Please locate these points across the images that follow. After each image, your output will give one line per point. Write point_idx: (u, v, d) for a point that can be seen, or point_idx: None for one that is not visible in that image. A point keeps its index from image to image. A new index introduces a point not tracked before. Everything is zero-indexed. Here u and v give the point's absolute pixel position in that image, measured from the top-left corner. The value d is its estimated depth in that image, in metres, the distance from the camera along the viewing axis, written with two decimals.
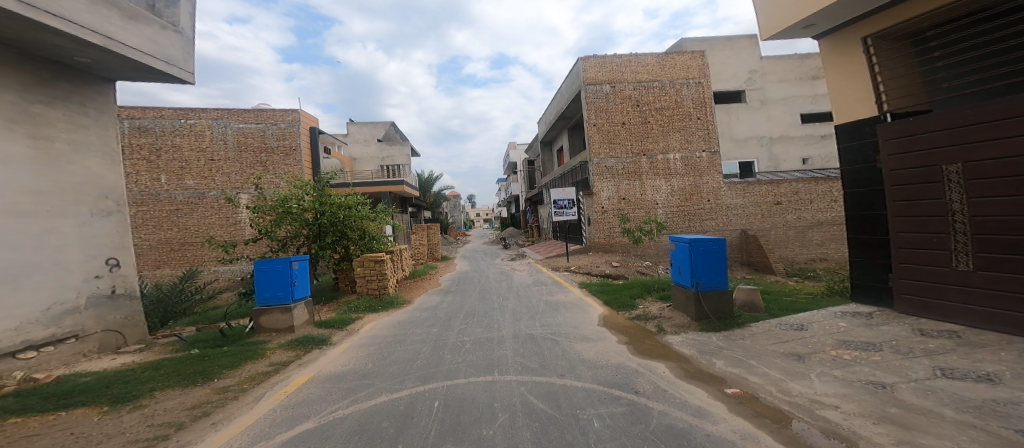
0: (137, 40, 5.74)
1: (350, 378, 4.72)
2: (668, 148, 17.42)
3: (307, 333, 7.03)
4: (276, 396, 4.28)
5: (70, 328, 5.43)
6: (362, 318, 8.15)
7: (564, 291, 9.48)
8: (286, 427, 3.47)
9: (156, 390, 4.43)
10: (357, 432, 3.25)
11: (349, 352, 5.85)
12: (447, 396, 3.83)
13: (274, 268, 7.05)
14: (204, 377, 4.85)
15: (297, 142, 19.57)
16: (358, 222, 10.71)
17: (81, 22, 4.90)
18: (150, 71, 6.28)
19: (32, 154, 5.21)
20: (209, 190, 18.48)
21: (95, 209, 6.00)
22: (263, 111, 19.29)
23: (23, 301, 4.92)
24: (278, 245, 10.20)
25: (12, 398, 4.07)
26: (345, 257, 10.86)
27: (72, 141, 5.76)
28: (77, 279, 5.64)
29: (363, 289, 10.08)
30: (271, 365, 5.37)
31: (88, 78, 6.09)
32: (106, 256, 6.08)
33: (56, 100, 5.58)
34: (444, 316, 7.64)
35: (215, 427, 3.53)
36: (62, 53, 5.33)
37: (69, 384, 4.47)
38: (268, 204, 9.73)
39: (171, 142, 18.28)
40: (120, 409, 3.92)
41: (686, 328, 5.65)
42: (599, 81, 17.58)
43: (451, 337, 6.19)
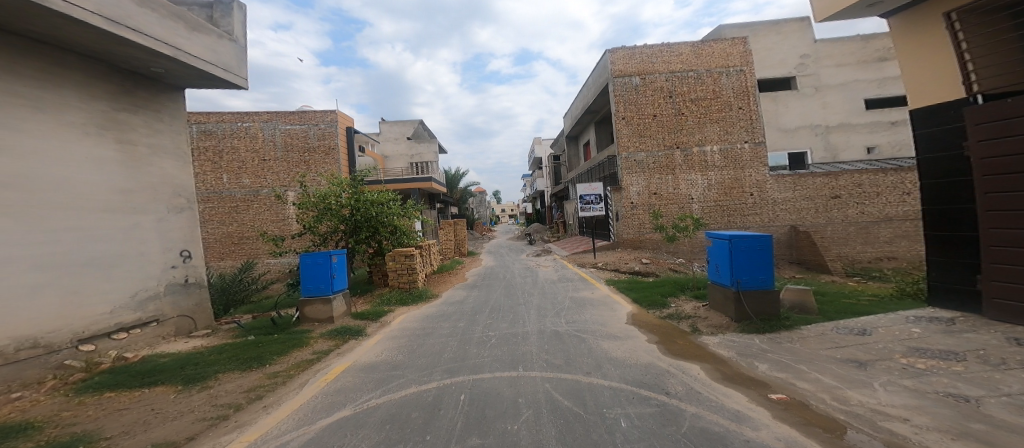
0: (200, 50, 6.19)
1: (381, 369, 4.92)
2: (704, 139, 16.67)
3: (345, 323, 7.38)
4: (317, 383, 4.53)
5: (152, 313, 6.03)
6: (395, 311, 8.43)
7: (590, 287, 9.34)
8: (326, 412, 3.69)
9: (220, 372, 4.82)
10: (389, 421, 3.37)
11: (381, 344, 6.08)
12: (472, 390, 3.90)
13: (317, 262, 7.43)
14: (258, 362, 5.21)
15: (335, 141, 20.41)
16: (390, 218, 11.06)
17: (154, 35, 5.35)
18: (212, 78, 6.76)
19: (119, 157, 5.79)
20: (262, 188, 19.74)
21: (170, 206, 6.57)
22: (305, 113, 20.29)
23: (114, 288, 5.49)
24: (320, 239, 10.71)
25: (106, 374, 4.55)
26: (379, 252, 11.23)
27: (151, 145, 6.33)
28: (157, 269, 6.22)
29: (394, 283, 10.42)
30: (314, 353, 5.69)
31: (162, 86, 6.66)
32: (180, 249, 6.67)
33: (137, 108, 6.15)
34: (470, 311, 7.75)
35: (266, 410, 3.79)
36: (141, 64, 5.86)
37: (151, 364, 4.95)
38: (310, 200, 10.29)
39: (231, 144, 19.69)
40: (190, 389, 4.30)
41: (723, 329, 5.41)
42: (629, 73, 17.02)
43: (477, 332, 6.27)
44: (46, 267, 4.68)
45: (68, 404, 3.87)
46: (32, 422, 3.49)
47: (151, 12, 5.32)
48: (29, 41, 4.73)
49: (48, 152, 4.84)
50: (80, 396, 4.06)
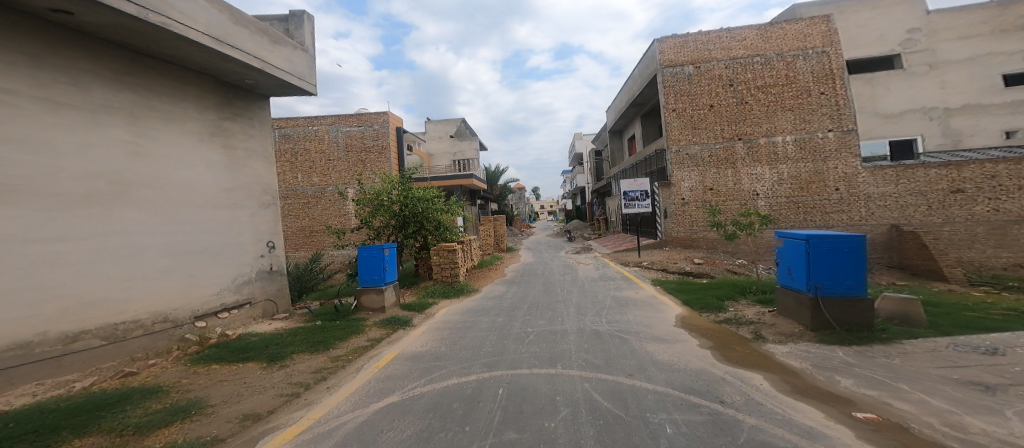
0: (280, 61, 6.78)
1: (427, 359, 5.12)
2: (774, 129, 15.31)
3: (394, 313, 7.78)
4: (370, 369, 4.82)
5: (245, 296, 6.80)
6: (439, 304, 8.73)
7: (633, 287, 8.99)
8: (377, 397, 3.92)
9: (294, 353, 5.31)
10: (432, 410, 3.51)
11: (426, 335, 6.33)
12: (510, 385, 3.93)
13: (372, 254, 7.87)
14: (324, 346, 5.66)
15: (386, 141, 21.46)
16: (435, 214, 11.45)
17: (246, 50, 5.97)
18: (289, 87, 7.38)
19: (222, 159, 6.58)
20: (328, 185, 21.34)
21: (259, 202, 7.31)
22: (362, 115, 21.61)
23: (216, 273, 6.29)
24: (373, 234, 11.33)
25: (213, 348, 5.27)
26: (424, 246, 11.63)
27: (246, 148, 7.09)
28: (250, 257, 6.99)
29: (438, 276, 10.76)
30: (369, 341, 6.06)
31: (255, 96, 7.41)
32: (267, 240, 7.40)
33: (237, 116, 6.93)
34: (509, 306, 7.81)
35: (329, 391, 4.11)
36: (237, 77, 6.56)
37: (243, 341, 5.60)
38: (365, 197, 10.94)
39: (303, 147, 21.50)
40: (272, 366, 4.79)
41: (792, 338, 4.87)
42: (681, 62, 16.10)
43: (515, 327, 6.29)
44: (170, 255, 5.52)
45: (187, 372, 4.54)
46: (162, 386, 4.14)
47: (243, 30, 5.95)
48: (155, 62, 5.53)
49: (175, 158, 5.71)
50: (195, 366, 4.72)
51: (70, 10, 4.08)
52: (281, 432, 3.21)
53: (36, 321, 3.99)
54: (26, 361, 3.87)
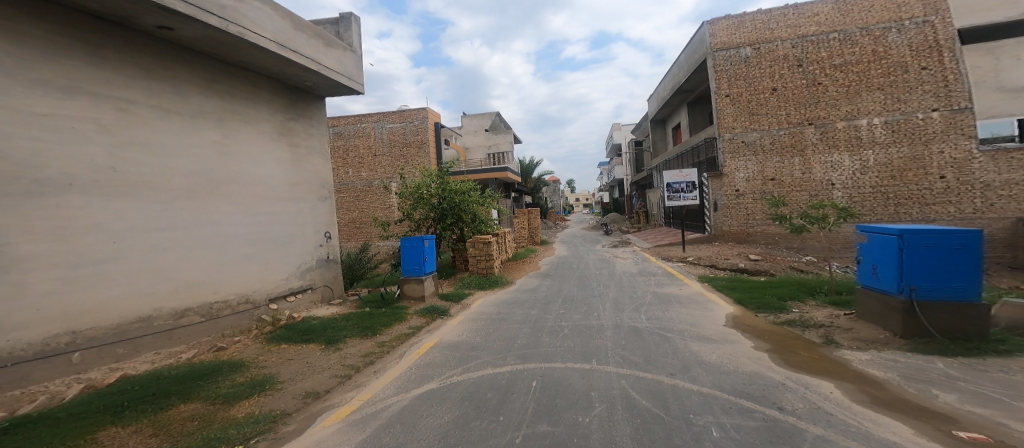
0: (333, 63, 7.06)
1: (463, 348, 5.21)
2: (857, 111, 13.99)
3: (433, 303, 8.02)
4: (411, 355, 5.01)
5: (307, 282, 7.29)
6: (474, 294, 8.91)
7: (677, 283, 8.63)
8: (417, 383, 4.07)
9: (346, 337, 5.69)
10: (468, 398, 3.57)
11: (463, 325, 6.45)
12: (544, 378, 3.91)
13: (413, 245, 8.13)
14: (372, 331, 5.98)
15: (426, 136, 21.98)
16: (471, 206, 11.61)
17: (305, 54, 6.33)
18: (342, 88, 7.68)
19: (289, 156, 7.05)
20: (374, 179, 22.21)
21: (318, 196, 7.73)
22: (404, 111, 22.27)
23: (287, 260, 6.85)
24: (414, 226, 11.64)
25: (283, 329, 5.79)
26: (461, 238, 11.84)
27: (308, 146, 7.52)
28: (311, 247, 7.46)
29: (473, 268, 10.95)
30: (410, 328, 6.30)
31: (313, 97, 7.79)
32: (324, 230, 7.82)
33: (299, 116, 7.35)
34: (543, 299, 7.79)
35: (375, 375, 4.38)
36: (298, 80, 6.92)
37: (306, 324, 6.06)
38: (406, 191, 11.30)
39: (352, 143, 22.56)
40: (330, 349, 5.22)
41: (874, 345, 4.10)
42: (735, 44, 15.15)
43: (549, 321, 6.26)
44: (251, 243, 6.13)
45: (264, 350, 5.08)
46: (245, 360, 4.66)
47: (301, 34, 6.27)
48: (235, 70, 6.05)
49: (253, 156, 6.28)
50: (272, 344, 5.26)
51: (171, 25, 4.59)
52: (334, 412, 3.50)
53: (152, 298, 4.65)
54: (148, 332, 4.57)
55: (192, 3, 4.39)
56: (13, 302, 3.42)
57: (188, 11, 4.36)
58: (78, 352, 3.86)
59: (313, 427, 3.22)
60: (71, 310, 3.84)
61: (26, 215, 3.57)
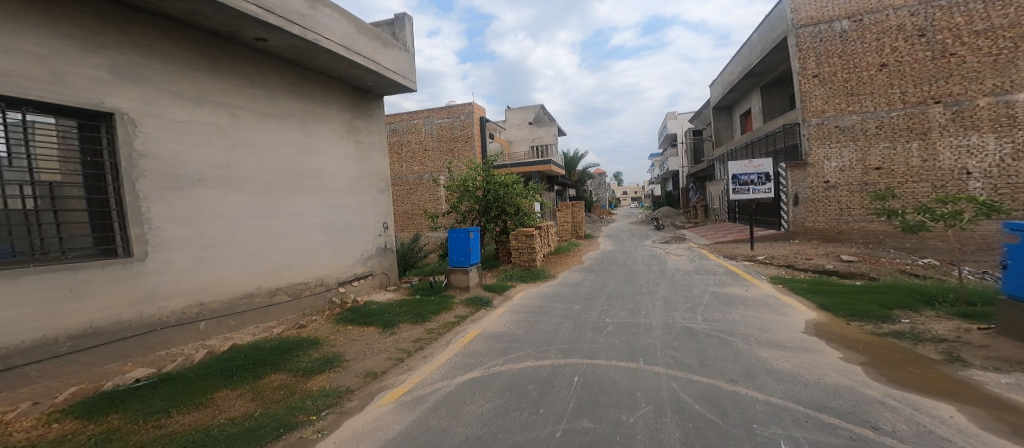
0: (391, 63, 7.34)
1: (505, 339, 5.28)
2: (1012, 84, 10.84)
3: (477, 293, 8.20)
4: (457, 343, 5.18)
5: (368, 268, 7.76)
6: (517, 287, 8.99)
7: (736, 283, 8.10)
8: (461, 371, 4.19)
9: (398, 322, 6.05)
10: (508, 389, 3.61)
11: (505, 316, 6.52)
12: (586, 374, 3.86)
13: (458, 237, 8.37)
14: (422, 318, 6.28)
15: (472, 131, 22.33)
16: (514, 199, 11.66)
17: (366, 56, 6.64)
18: (400, 87, 7.96)
19: (354, 152, 7.48)
20: (423, 173, 22.99)
21: (378, 189, 8.11)
22: (451, 107, 22.76)
23: (353, 247, 7.37)
24: (459, 218, 11.93)
25: (349, 311, 6.31)
26: (505, 231, 11.94)
27: (369, 142, 7.90)
28: (373, 237, 7.89)
29: (516, 260, 11.02)
30: (456, 317, 6.51)
31: (374, 97, 8.15)
32: (382, 220, 8.18)
33: (362, 114, 7.73)
34: (587, 294, 7.68)
35: (423, 360, 4.60)
36: (361, 80, 7.26)
37: (367, 307, 6.55)
38: (453, 184, 11.61)
39: (403, 138, 23.52)
40: (387, 332, 5.63)
41: (1015, 366, 3.50)
42: (832, 17, 12.81)
43: (592, 316, 6.15)
44: (325, 231, 6.73)
45: (334, 330, 5.62)
46: (319, 338, 5.24)
47: (362, 36, 6.58)
48: (310, 74, 6.53)
49: (326, 152, 6.83)
50: (341, 324, 5.83)
51: (266, 36, 5.17)
52: (389, 393, 3.75)
53: (254, 277, 5.42)
54: (250, 306, 5.36)
55: (280, 15, 4.94)
56: (164, 275, 4.30)
57: (277, 22, 4.90)
58: (203, 322, 4.72)
59: (371, 405, 3.52)
60: (199, 283, 4.68)
61: (170, 206, 4.38)
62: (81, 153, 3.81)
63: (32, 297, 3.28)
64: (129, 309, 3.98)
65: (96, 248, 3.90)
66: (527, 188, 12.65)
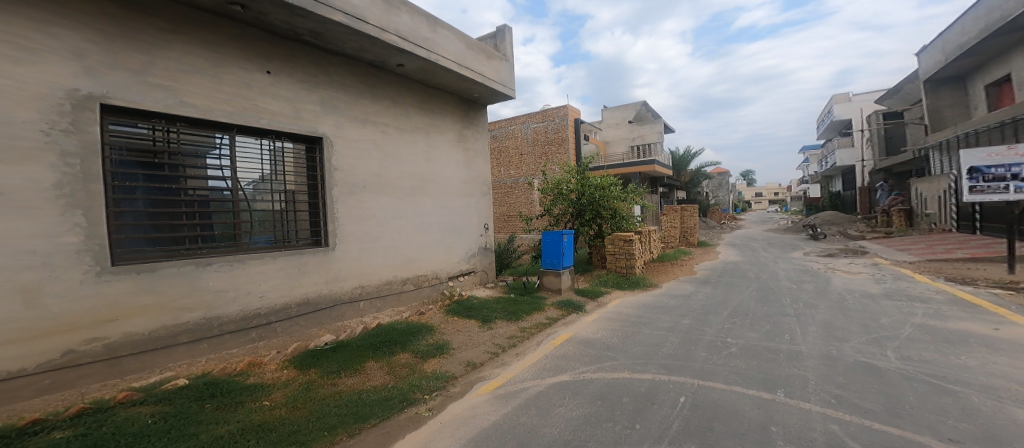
0: (494, 73, 7.79)
1: (598, 346, 5.15)
2: None
3: (569, 297, 8.15)
4: (548, 345, 5.25)
5: (471, 266, 8.32)
6: (612, 293, 8.68)
7: (898, 306, 6.49)
8: (553, 372, 4.24)
9: (494, 317, 6.37)
10: (601, 397, 3.53)
11: (599, 323, 6.36)
12: (696, 396, 3.53)
13: (551, 239, 8.46)
14: (516, 316, 6.51)
15: (566, 133, 22.35)
16: (611, 202, 11.30)
17: (474, 69, 7.17)
18: (501, 96, 8.38)
19: (463, 158, 8.11)
20: (519, 177, 23.66)
21: (482, 191, 8.64)
22: (546, 111, 23.15)
23: (461, 246, 8.01)
24: (553, 221, 12.00)
25: (456, 304, 6.89)
26: (599, 235, 11.62)
27: (475, 149, 8.46)
28: (477, 236, 8.47)
29: (612, 266, 10.64)
30: (548, 319, 6.56)
31: (480, 107, 8.70)
32: (484, 221, 8.67)
33: (469, 124, 8.33)
34: (697, 309, 7.00)
35: (515, 357, 4.78)
36: (468, 92, 7.84)
37: (471, 302, 7.04)
38: (547, 187, 11.77)
39: (500, 144, 24.62)
40: (485, 326, 5.99)
41: None
42: None
43: (702, 333, 5.60)
44: (441, 231, 7.48)
45: (445, 319, 6.21)
46: (433, 325, 5.86)
47: (470, 51, 7.12)
48: (429, 90, 7.29)
49: (443, 160, 7.58)
50: (449, 315, 6.41)
51: (404, 61, 6.11)
52: (485, 384, 3.99)
53: (395, 268, 6.47)
54: (391, 292, 6.40)
55: (412, 42, 5.81)
56: (344, 261, 5.63)
57: (409, 47, 5.76)
58: (362, 301, 5.90)
59: (470, 393, 3.79)
60: (360, 271, 5.88)
61: (348, 208, 5.72)
62: (307, 171, 5.46)
63: (278, 271, 4.84)
64: (325, 285, 5.40)
65: (312, 239, 5.47)
66: (625, 191, 12.19)
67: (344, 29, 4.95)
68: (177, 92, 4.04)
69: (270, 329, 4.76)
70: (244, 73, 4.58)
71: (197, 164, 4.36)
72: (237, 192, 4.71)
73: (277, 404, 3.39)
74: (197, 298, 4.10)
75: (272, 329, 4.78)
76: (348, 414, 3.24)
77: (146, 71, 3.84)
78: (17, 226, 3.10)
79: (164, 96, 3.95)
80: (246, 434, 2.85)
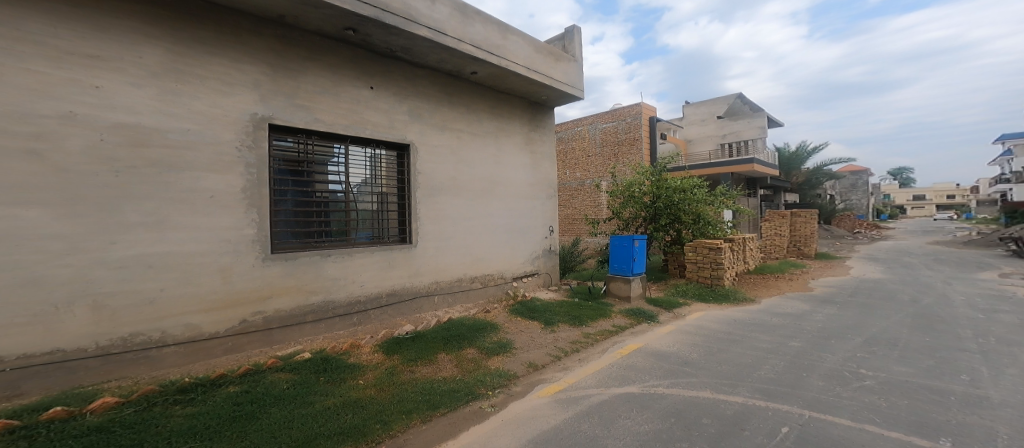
0: (562, 75, 7.76)
1: (673, 360, 4.84)
2: None
3: (639, 305, 7.77)
4: (615, 353, 5.08)
5: (534, 267, 8.36)
6: (690, 306, 8.03)
7: None
8: (619, 382, 4.10)
9: (557, 320, 6.35)
10: (674, 415, 3.32)
11: (674, 335, 5.98)
12: (802, 428, 3.08)
13: (623, 244, 8.13)
14: (580, 321, 6.41)
15: (640, 132, 21.32)
16: (693, 206, 10.50)
17: (542, 72, 7.22)
18: (568, 98, 8.30)
19: (529, 160, 8.20)
20: (586, 179, 23.15)
21: (547, 193, 8.65)
22: (617, 110, 22.36)
23: (525, 247, 8.09)
24: (623, 224, 11.56)
25: (519, 304, 6.99)
26: (676, 241, 10.91)
27: (541, 151, 8.51)
28: (541, 237, 8.49)
29: (692, 275, 9.91)
30: (614, 326, 6.36)
31: (547, 110, 8.74)
32: (548, 224, 8.68)
33: (537, 127, 8.42)
34: (816, 332, 6.08)
35: (578, 363, 4.71)
36: (536, 95, 7.92)
37: (535, 303, 7.10)
38: (617, 189, 11.35)
39: (568, 145, 24.34)
40: (547, 329, 5.99)
41: None
42: None
43: (800, 356, 4.93)
44: (508, 232, 7.66)
45: (509, 318, 6.36)
46: (497, 324, 6.01)
47: (539, 55, 7.19)
48: (498, 95, 7.52)
49: (512, 163, 7.77)
50: (513, 314, 6.54)
51: (477, 69, 6.41)
52: (545, 387, 4.00)
53: (466, 266, 6.82)
54: (459, 288, 6.71)
55: (485, 50, 6.07)
56: (423, 258, 6.09)
57: (482, 55, 6.02)
58: (437, 295, 6.33)
59: (531, 394, 3.84)
60: (435, 267, 6.29)
61: (429, 208, 6.19)
62: (397, 174, 6.00)
63: (374, 264, 5.44)
64: (408, 279, 5.88)
65: (399, 237, 5.98)
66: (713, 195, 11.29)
67: (428, 43, 5.37)
68: (312, 110, 4.87)
69: (367, 315, 5.38)
70: (355, 90, 5.30)
71: (322, 170, 5.10)
72: (350, 194, 5.38)
73: (369, 383, 3.81)
74: (319, 283, 4.84)
75: (368, 315, 5.40)
76: (422, 401, 3.50)
77: (294, 94, 4.70)
78: (221, 220, 4.09)
79: (304, 114, 4.79)
80: (344, 408, 3.26)
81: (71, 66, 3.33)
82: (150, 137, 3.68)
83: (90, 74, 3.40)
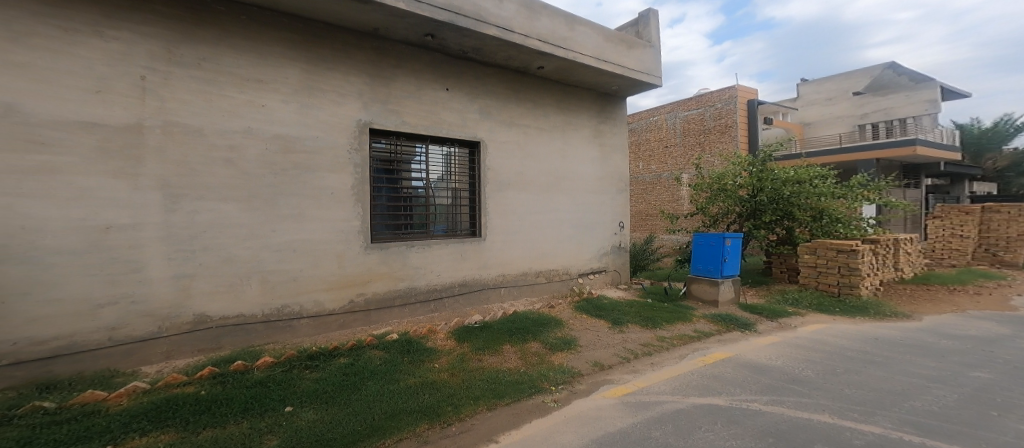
0: (636, 63, 7.30)
1: (775, 376, 4.24)
2: None
3: (730, 311, 7.00)
4: (697, 361, 4.68)
5: (601, 264, 8.06)
6: (805, 318, 6.91)
7: None
8: (700, 392, 3.76)
9: (625, 321, 6.07)
10: (774, 435, 2.91)
11: (773, 348, 5.26)
12: None
13: (709, 243, 7.37)
14: (653, 323, 6.03)
15: (732, 118, 18.96)
16: (811, 200, 9.02)
17: (613, 60, 6.88)
18: (642, 86, 7.77)
19: (597, 154, 7.92)
20: (664, 172, 21.52)
21: (618, 187, 8.27)
22: (703, 95, 20.25)
23: (591, 243, 7.85)
24: (710, 221, 10.56)
25: (584, 302, 6.82)
26: (785, 240, 9.56)
27: (610, 143, 8.15)
28: (608, 233, 8.16)
29: (809, 281, 8.62)
30: (696, 331, 5.86)
31: (619, 100, 8.31)
32: (618, 219, 8.30)
33: (607, 118, 8.08)
34: (1006, 362, 4.69)
35: (651, 368, 4.45)
36: (606, 85, 7.58)
37: (604, 302, 6.87)
38: (705, 182, 10.33)
39: (645, 136, 22.81)
40: (614, 329, 5.76)
41: None
42: None
43: (944, 386, 3.97)
44: (573, 227, 7.52)
45: (574, 315, 6.24)
46: (563, 320, 5.96)
47: (609, 43, 6.88)
48: (565, 88, 7.38)
49: (579, 157, 7.60)
50: (578, 311, 6.42)
51: (544, 63, 6.36)
52: (613, 388, 3.87)
53: (532, 260, 6.89)
54: (523, 282, 6.79)
55: (553, 42, 5.99)
56: (492, 251, 6.31)
57: (549, 49, 5.95)
58: (503, 288, 6.49)
59: (597, 394, 3.75)
60: (501, 260, 6.45)
61: (498, 203, 6.38)
62: (470, 170, 6.26)
63: (450, 256, 5.80)
64: (478, 270, 6.15)
65: (470, 230, 6.25)
66: (845, 187, 9.55)
67: (497, 41, 5.48)
68: (401, 114, 5.33)
69: (441, 303, 5.76)
70: (434, 93, 5.66)
71: (407, 169, 5.58)
72: (431, 190, 5.80)
73: (445, 366, 4.11)
74: (405, 271, 5.32)
75: (443, 303, 5.77)
76: (487, 389, 3.65)
77: (387, 100, 5.19)
78: (338, 214, 4.73)
79: (395, 118, 5.27)
80: (424, 388, 3.56)
81: (249, 89, 4.13)
82: (296, 144, 4.42)
83: (258, 95, 4.18)
